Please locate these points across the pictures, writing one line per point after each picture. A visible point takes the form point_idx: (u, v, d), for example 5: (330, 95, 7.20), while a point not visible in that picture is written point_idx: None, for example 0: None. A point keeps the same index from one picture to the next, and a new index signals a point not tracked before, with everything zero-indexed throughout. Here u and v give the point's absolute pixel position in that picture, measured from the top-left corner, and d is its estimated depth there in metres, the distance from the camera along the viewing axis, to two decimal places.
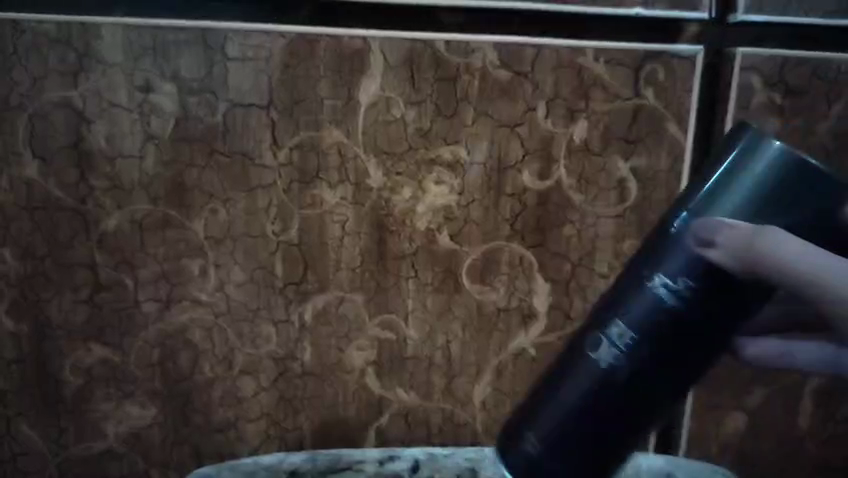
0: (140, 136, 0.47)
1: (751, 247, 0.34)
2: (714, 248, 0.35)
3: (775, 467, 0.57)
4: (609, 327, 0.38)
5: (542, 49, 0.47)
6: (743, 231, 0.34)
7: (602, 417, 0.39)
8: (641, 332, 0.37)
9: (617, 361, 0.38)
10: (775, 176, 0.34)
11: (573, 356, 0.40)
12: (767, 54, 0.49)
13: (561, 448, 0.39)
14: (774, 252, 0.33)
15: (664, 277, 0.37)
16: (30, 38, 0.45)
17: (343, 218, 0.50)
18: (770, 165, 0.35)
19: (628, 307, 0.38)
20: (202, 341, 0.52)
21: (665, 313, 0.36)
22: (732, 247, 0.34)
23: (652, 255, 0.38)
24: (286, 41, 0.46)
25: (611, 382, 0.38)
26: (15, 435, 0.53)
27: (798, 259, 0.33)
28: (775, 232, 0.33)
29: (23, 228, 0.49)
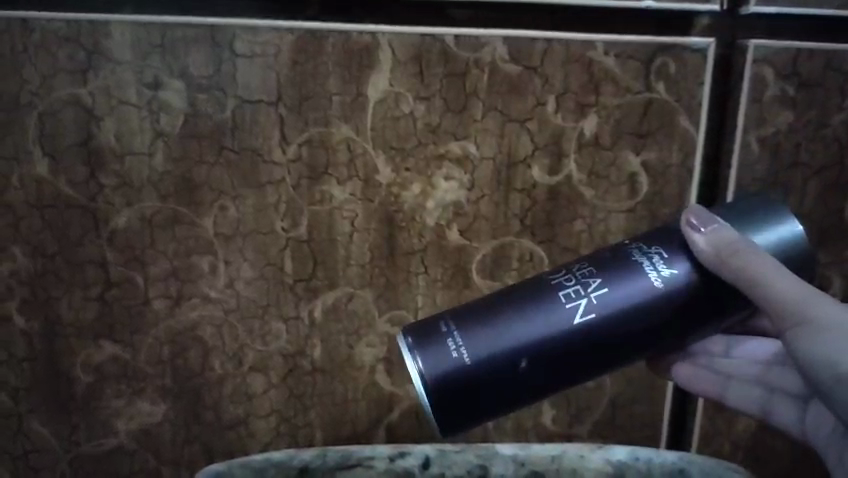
0: (150, 134, 0.47)
1: (731, 249, 0.36)
2: (701, 239, 0.37)
3: (787, 463, 0.57)
4: (572, 264, 0.39)
5: (552, 43, 0.47)
6: (729, 233, 0.36)
7: (538, 360, 0.37)
8: (601, 268, 0.38)
9: (589, 316, 0.37)
10: (781, 236, 0.37)
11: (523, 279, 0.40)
12: (779, 46, 0.48)
13: (475, 335, 0.37)
14: (750, 259, 0.35)
15: (644, 242, 0.39)
16: (40, 38, 0.45)
17: (353, 214, 0.50)
18: (787, 228, 0.37)
19: (599, 254, 0.39)
20: (213, 338, 0.52)
21: (632, 260, 0.38)
22: (715, 243, 0.36)
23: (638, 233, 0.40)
24: (294, 37, 0.46)
25: (552, 300, 0.37)
26: (26, 432, 0.53)
27: (767, 269, 0.35)
28: (752, 244, 0.36)
29: (34, 226, 0.49)
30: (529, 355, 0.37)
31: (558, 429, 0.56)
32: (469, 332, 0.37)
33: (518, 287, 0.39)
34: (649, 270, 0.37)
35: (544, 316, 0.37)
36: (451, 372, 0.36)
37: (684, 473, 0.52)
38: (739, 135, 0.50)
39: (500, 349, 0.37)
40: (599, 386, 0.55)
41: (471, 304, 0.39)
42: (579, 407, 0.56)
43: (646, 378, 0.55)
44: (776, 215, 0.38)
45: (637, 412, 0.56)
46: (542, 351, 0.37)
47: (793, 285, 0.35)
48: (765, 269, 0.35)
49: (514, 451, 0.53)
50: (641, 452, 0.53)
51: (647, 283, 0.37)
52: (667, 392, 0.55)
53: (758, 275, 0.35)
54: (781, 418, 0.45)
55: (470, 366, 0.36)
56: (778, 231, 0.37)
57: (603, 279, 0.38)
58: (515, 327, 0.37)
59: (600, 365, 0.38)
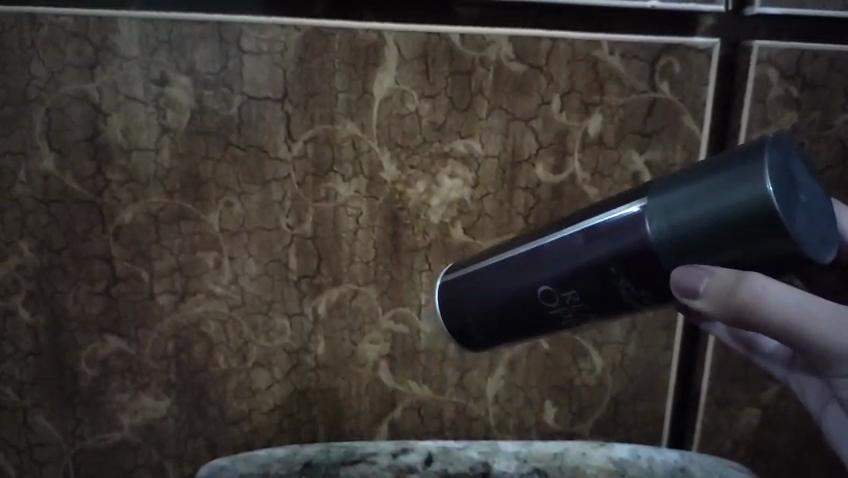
0: (156, 130, 0.48)
1: (737, 300, 0.29)
2: (701, 302, 0.30)
3: (788, 461, 0.57)
4: (561, 289, 0.34)
5: (557, 42, 0.47)
6: (726, 283, 0.29)
7: (516, 303, 0.36)
8: (593, 307, 0.34)
9: (560, 258, 0.34)
10: (759, 219, 0.27)
11: (519, 276, 0.36)
12: (783, 47, 0.48)
13: (478, 331, 0.38)
14: (768, 304, 0.29)
15: (633, 279, 0.32)
16: (47, 33, 0.46)
17: (357, 211, 0.50)
18: (755, 199, 0.27)
19: (584, 282, 0.33)
20: (217, 334, 0.52)
21: (622, 301, 0.33)
22: (722, 293, 0.29)
23: (619, 245, 0.32)
24: (301, 35, 0.46)
25: (552, 321, 0.36)
26: (31, 427, 0.54)
27: (786, 308, 0.30)
28: (762, 278, 0.29)
29: (40, 220, 0.49)
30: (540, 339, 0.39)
31: (560, 428, 0.56)
32: (479, 332, 0.38)
33: (515, 302, 0.36)
34: (642, 305, 0.33)
35: (523, 257, 0.36)
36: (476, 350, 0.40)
37: (685, 471, 0.52)
38: (743, 136, 0.50)
39: (499, 332, 0.38)
40: (601, 384, 0.55)
41: (477, 302, 0.37)
42: (581, 405, 0.56)
43: (648, 376, 0.55)
44: (745, 177, 0.28)
45: (639, 411, 0.56)
46: (519, 293, 0.36)
47: (813, 312, 0.31)
48: (783, 308, 0.30)
49: (516, 448, 0.54)
50: (643, 450, 0.54)
51: (620, 233, 0.32)
52: (670, 392, 0.55)
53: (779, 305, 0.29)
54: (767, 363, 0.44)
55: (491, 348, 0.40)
56: (746, 203, 0.28)
57: (597, 314, 0.34)
58: (499, 267, 0.37)
59: (590, 311, 0.34)
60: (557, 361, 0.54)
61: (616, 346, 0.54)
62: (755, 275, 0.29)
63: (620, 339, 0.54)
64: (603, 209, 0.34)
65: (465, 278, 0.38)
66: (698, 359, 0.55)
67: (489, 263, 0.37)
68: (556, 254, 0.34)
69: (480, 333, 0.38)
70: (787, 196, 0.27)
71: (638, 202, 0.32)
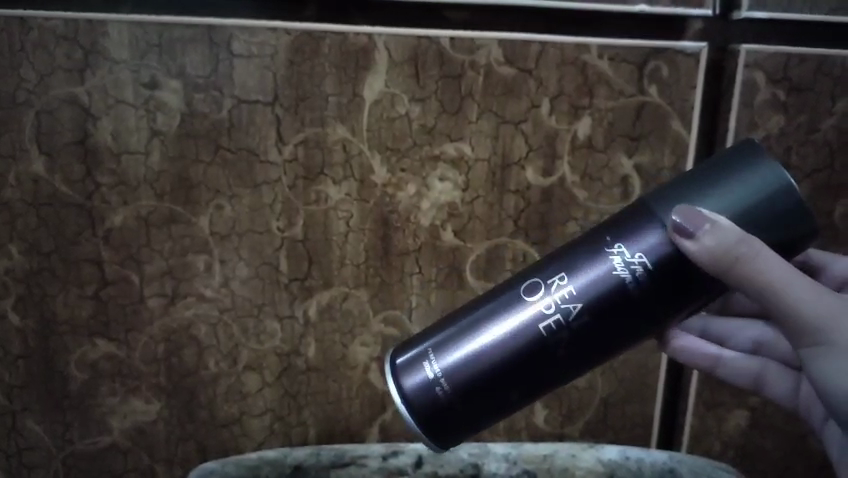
0: (146, 133, 0.48)
1: (732, 257, 0.32)
2: (695, 247, 0.32)
3: (778, 463, 0.57)
4: (550, 275, 0.36)
5: (546, 46, 0.48)
6: (727, 235, 0.32)
7: (509, 338, 0.35)
8: (581, 290, 0.34)
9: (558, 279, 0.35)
10: (780, 204, 0.32)
11: (501, 293, 0.37)
12: (771, 51, 0.49)
13: (462, 387, 0.36)
14: (761, 267, 0.32)
15: (625, 246, 0.34)
16: (37, 36, 0.46)
17: (348, 214, 0.50)
18: (779, 187, 0.32)
19: (575, 262, 0.35)
20: (207, 337, 0.52)
21: (614, 278, 0.34)
22: (718, 249, 0.32)
23: (616, 223, 0.36)
24: (291, 38, 0.46)
25: (534, 333, 0.35)
26: (21, 430, 0.53)
27: (775, 278, 0.32)
28: (758, 243, 0.32)
29: (30, 223, 0.49)
30: (517, 387, 0.36)
31: (551, 430, 0.56)
32: (450, 371, 0.36)
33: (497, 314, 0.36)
34: (633, 290, 0.34)
35: (506, 297, 0.37)
36: (442, 418, 0.36)
37: (674, 472, 0.52)
38: (731, 138, 0.50)
39: (486, 385, 0.36)
40: (591, 386, 0.55)
41: (450, 335, 0.37)
42: (571, 407, 0.56)
43: (638, 378, 0.55)
44: (761, 168, 0.33)
45: (629, 412, 0.56)
46: (511, 329, 0.35)
47: (804, 293, 0.33)
48: (777, 279, 0.32)
49: (507, 450, 0.54)
50: (632, 452, 0.54)
51: (622, 244, 0.34)
52: (658, 400, 0.56)
53: (767, 275, 0.32)
54: (775, 389, 0.44)
55: (460, 408, 0.36)
56: (771, 190, 0.32)
57: (585, 305, 0.34)
58: (478, 317, 0.37)
59: (596, 328, 0.34)
60: None
61: None
62: (755, 239, 0.32)
63: None
64: (583, 242, 0.37)
65: (439, 337, 0.38)
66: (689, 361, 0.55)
67: (464, 316, 0.38)
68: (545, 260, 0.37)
69: (464, 394, 0.36)
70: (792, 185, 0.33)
71: (631, 219, 0.35)
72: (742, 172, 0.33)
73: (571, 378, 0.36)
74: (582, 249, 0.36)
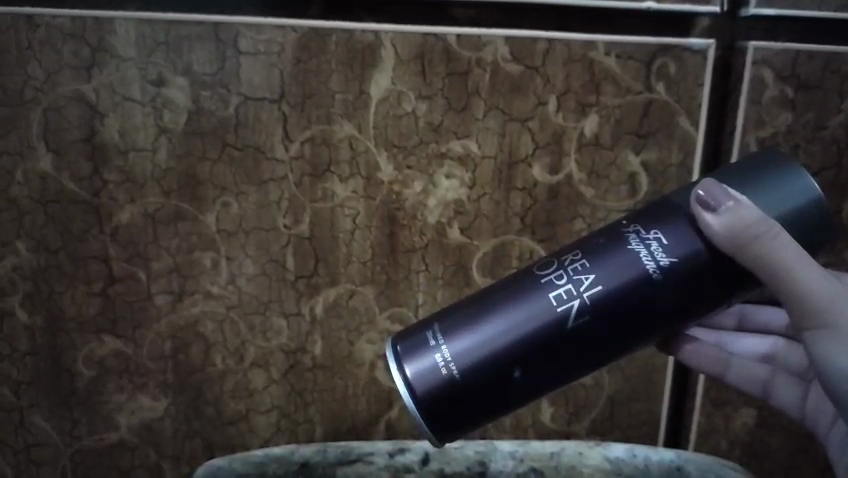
0: (153, 130, 0.48)
1: (750, 234, 0.33)
2: (715, 223, 0.33)
3: (784, 461, 0.57)
4: (564, 254, 0.37)
5: (553, 43, 0.47)
6: (748, 213, 0.33)
7: (523, 319, 0.35)
8: (595, 262, 0.35)
9: (577, 263, 0.36)
10: (807, 208, 0.34)
11: (513, 275, 0.38)
12: (779, 48, 0.48)
13: (470, 370, 0.36)
14: (777, 247, 0.32)
15: (643, 232, 0.36)
16: (44, 34, 0.46)
17: (354, 212, 0.50)
18: (807, 191, 0.34)
19: (591, 242, 0.37)
20: (214, 334, 0.52)
21: (628, 251, 0.35)
22: (739, 224, 0.33)
23: (635, 211, 0.37)
24: (298, 36, 0.46)
25: (543, 305, 0.35)
26: (28, 427, 0.54)
27: (792, 261, 0.33)
28: (776, 225, 0.33)
29: (37, 220, 0.49)
30: (521, 362, 0.35)
31: (557, 427, 0.56)
32: (455, 343, 0.36)
33: (508, 289, 0.37)
34: (646, 266, 0.35)
35: (518, 282, 0.37)
36: (443, 390, 0.36)
37: (681, 471, 0.53)
38: (739, 136, 0.50)
39: (495, 368, 0.36)
40: (598, 384, 0.55)
41: (458, 312, 0.38)
42: (577, 405, 0.56)
43: (645, 376, 0.55)
44: (791, 173, 0.34)
45: (635, 410, 0.56)
46: (524, 312, 0.36)
47: (817, 280, 0.33)
48: (793, 262, 0.33)
49: (513, 448, 0.55)
50: (639, 450, 0.54)
51: (641, 231, 0.36)
52: (663, 399, 0.56)
53: (784, 256, 0.32)
54: (782, 396, 0.44)
55: (462, 381, 0.36)
56: (801, 192, 0.34)
57: (597, 276, 0.35)
58: (489, 301, 0.37)
59: (610, 313, 0.35)
60: None
61: None
62: (775, 223, 0.33)
63: None
64: (597, 231, 0.38)
65: (447, 320, 0.37)
66: None
67: (472, 301, 0.38)
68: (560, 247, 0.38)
69: (472, 377, 0.36)
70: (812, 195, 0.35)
71: (649, 210, 0.37)
72: (773, 176, 0.34)
73: (578, 369, 0.36)
74: (598, 237, 0.37)
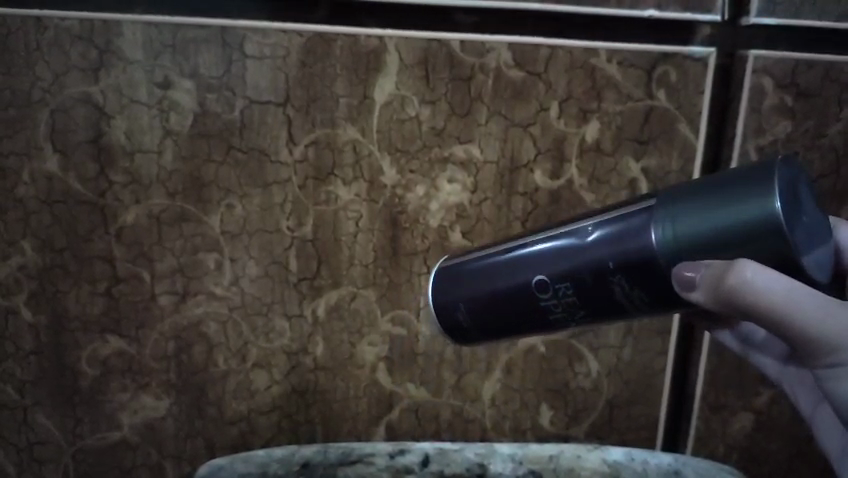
0: (159, 132, 0.48)
1: (730, 284, 0.29)
2: (697, 291, 0.30)
3: (781, 464, 0.58)
4: (557, 280, 0.35)
5: (556, 50, 0.48)
6: (717, 270, 0.30)
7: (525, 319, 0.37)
8: (583, 304, 0.35)
9: (566, 288, 0.35)
10: (767, 226, 0.29)
11: (515, 266, 0.37)
12: (778, 56, 0.49)
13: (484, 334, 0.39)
14: (764, 289, 0.29)
15: (628, 268, 0.33)
16: (52, 36, 0.46)
17: (357, 215, 0.51)
18: (762, 211, 0.29)
19: (581, 278, 0.34)
20: (217, 334, 0.53)
21: (613, 302, 0.34)
22: (714, 287, 0.30)
23: (625, 235, 0.33)
24: (303, 40, 0.47)
25: (540, 315, 0.37)
26: (31, 425, 0.54)
27: (781, 300, 0.29)
28: (752, 267, 0.29)
29: (43, 220, 0.50)
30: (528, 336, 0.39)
31: (556, 430, 0.57)
32: (470, 314, 0.39)
33: (510, 293, 0.37)
34: (627, 304, 0.34)
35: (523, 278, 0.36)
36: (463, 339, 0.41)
37: (678, 474, 0.53)
38: (738, 144, 0.50)
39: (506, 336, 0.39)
40: (597, 387, 0.56)
41: (469, 281, 0.39)
42: (576, 408, 0.56)
43: (642, 380, 0.56)
44: (754, 189, 0.29)
45: (633, 414, 0.56)
46: (525, 312, 0.37)
47: (818, 308, 0.30)
48: (779, 299, 0.29)
49: (512, 450, 0.55)
50: (637, 453, 0.55)
51: (631, 264, 0.33)
52: (663, 400, 0.56)
53: (771, 299, 0.29)
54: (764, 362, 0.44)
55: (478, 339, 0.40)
56: (753, 213, 0.29)
57: (584, 310, 0.35)
58: (500, 284, 0.37)
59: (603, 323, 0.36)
60: (554, 364, 0.55)
61: (611, 349, 0.55)
62: (749, 261, 0.29)
63: (615, 343, 0.55)
64: (596, 237, 0.34)
65: (465, 289, 0.39)
66: (693, 366, 0.55)
67: (488, 275, 0.38)
68: (556, 244, 0.36)
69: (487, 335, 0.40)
70: (791, 211, 0.29)
71: (643, 229, 0.33)
72: (731, 192, 0.30)
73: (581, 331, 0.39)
74: (591, 255, 0.34)
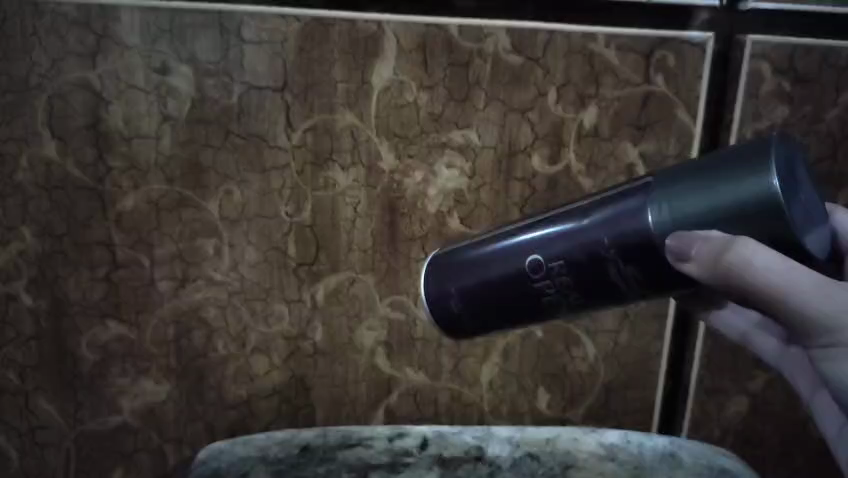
0: (157, 118, 0.48)
1: (724, 264, 0.30)
2: (690, 261, 0.31)
3: (776, 448, 0.58)
4: (551, 259, 0.35)
5: (554, 35, 0.48)
6: (715, 244, 0.30)
7: (518, 306, 0.37)
8: (578, 283, 0.35)
9: (561, 268, 0.35)
10: (768, 205, 0.29)
11: (508, 249, 0.37)
12: (777, 41, 0.49)
13: (475, 328, 0.39)
14: (758, 269, 0.29)
15: (624, 245, 0.33)
16: (49, 21, 0.46)
17: (356, 200, 0.51)
18: (763, 188, 0.29)
19: (576, 257, 0.34)
20: (216, 319, 0.53)
21: (609, 280, 0.34)
22: (708, 261, 0.30)
23: (621, 212, 0.34)
24: (301, 25, 0.47)
25: (532, 299, 0.36)
26: (33, 410, 0.54)
27: (777, 278, 0.29)
28: (748, 245, 0.29)
29: (42, 206, 0.50)
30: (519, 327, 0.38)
31: (554, 414, 0.57)
32: (460, 307, 0.38)
33: (503, 280, 0.37)
34: (623, 283, 0.34)
35: (515, 264, 0.36)
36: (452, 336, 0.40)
37: (675, 456, 0.54)
38: (736, 129, 0.51)
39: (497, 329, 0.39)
40: (594, 372, 0.56)
41: (458, 268, 0.39)
42: (573, 392, 0.57)
43: (639, 365, 0.56)
44: (755, 167, 0.30)
45: (630, 398, 0.57)
46: (518, 299, 0.37)
47: (814, 289, 0.30)
48: (773, 277, 0.29)
49: (510, 433, 0.55)
50: (633, 436, 0.55)
51: (626, 240, 0.33)
52: (660, 383, 0.56)
53: (764, 277, 0.29)
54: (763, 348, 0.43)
55: (469, 334, 0.40)
56: (753, 191, 0.29)
57: (579, 291, 0.35)
58: (492, 273, 0.37)
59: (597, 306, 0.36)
60: (551, 349, 0.55)
61: (608, 334, 0.55)
62: (749, 239, 0.29)
63: (612, 328, 0.55)
64: (590, 216, 0.35)
65: (456, 281, 0.39)
66: (689, 350, 0.56)
67: (478, 265, 0.38)
68: (550, 226, 0.36)
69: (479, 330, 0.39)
70: (790, 189, 0.29)
71: (638, 204, 0.33)
72: (733, 171, 0.30)
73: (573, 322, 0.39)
74: (586, 233, 0.34)
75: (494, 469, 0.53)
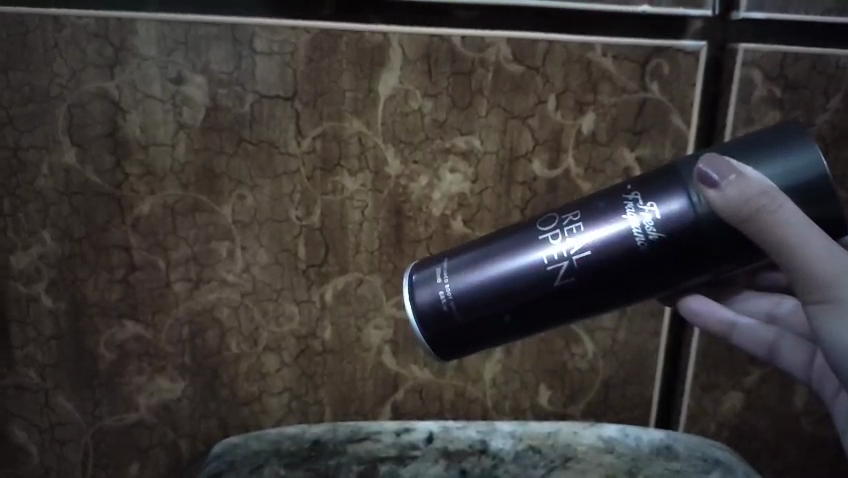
0: (173, 126, 0.50)
1: (753, 206, 0.33)
2: (717, 195, 0.34)
3: (770, 441, 0.60)
4: (565, 214, 0.40)
5: (553, 45, 0.50)
6: (750, 186, 0.33)
7: (519, 267, 0.39)
8: (588, 229, 0.38)
9: (575, 219, 0.39)
10: (816, 177, 0.34)
11: (519, 225, 0.41)
12: (768, 49, 0.51)
13: (466, 305, 0.39)
14: (780, 220, 0.33)
15: (639, 194, 0.38)
16: (69, 33, 0.48)
17: (363, 204, 0.53)
18: (813, 162, 0.34)
19: (592, 209, 0.39)
20: (229, 318, 0.55)
21: (616, 228, 0.37)
22: (738, 200, 0.33)
23: (642, 178, 0.39)
24: (310, 36, 0.49)
25: (539, 255, 0.38)
26: (53, 407, 0.56)
27: (796, 232, 0.33)
28: (777, 197, 0.33)
29: (62, 211, 0.52)
30: (511, 308, 0.39)
31: (555, 409, 0.59)
32: (457, 279, 0.40)
33: (508, 245, 0.40)
34: (631, 231, 0.37)
35: (523, 231, 0.40)
36: (441, 316, 0.40)
37: (670, 449, 0.56)
38: (729, 134, 0.53)
39: (489, 306, 0.39)
40: (593, 368, 0.58)
41: (466, 247, 0.42)
42: (574, 389, 0.59)
43: (637, 361, 0.58)
44: (801, 146, 0.35)
45: (629, 393, 0.59)
46: (520, 260, 0.39)
47: (824, 250, 0.33)
48: (794, 231, 0.33)
49: (512, 427, 0.57)
50: (631, 430, 0.57)
51: (639, 193, 0.38)
52: (658, 380, 0.58)
53: (785, 228, 0.33)
54: (788, 356, 0.44)
55: (458, 317, 0.40)
56: (805, 165, 0.34)
57: (587, 240, 0.38)
58: (497, 243, 0.40)
59: (597, 269, 0.37)
60: (552, 346, 0.57)
61: (606, 331, 0.57)
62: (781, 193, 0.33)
63: (610, 325, 0.57)
64: (609, 188, 0.40)
65: (461, 253, 0.41)
66: (685, 347, 0.58)
67: (485, 240, 0.41)
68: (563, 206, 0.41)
69: (470, 311, 0.39)
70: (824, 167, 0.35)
71: (656, 171, 0.39)
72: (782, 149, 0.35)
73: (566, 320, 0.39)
74: (604, 195, 0.39)
75: (496, 461, 0.56)
